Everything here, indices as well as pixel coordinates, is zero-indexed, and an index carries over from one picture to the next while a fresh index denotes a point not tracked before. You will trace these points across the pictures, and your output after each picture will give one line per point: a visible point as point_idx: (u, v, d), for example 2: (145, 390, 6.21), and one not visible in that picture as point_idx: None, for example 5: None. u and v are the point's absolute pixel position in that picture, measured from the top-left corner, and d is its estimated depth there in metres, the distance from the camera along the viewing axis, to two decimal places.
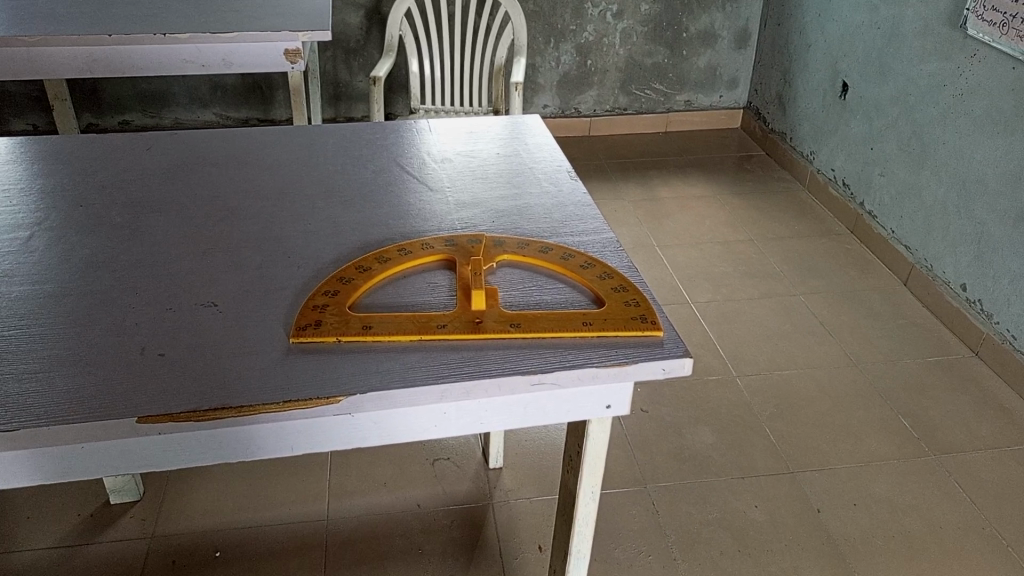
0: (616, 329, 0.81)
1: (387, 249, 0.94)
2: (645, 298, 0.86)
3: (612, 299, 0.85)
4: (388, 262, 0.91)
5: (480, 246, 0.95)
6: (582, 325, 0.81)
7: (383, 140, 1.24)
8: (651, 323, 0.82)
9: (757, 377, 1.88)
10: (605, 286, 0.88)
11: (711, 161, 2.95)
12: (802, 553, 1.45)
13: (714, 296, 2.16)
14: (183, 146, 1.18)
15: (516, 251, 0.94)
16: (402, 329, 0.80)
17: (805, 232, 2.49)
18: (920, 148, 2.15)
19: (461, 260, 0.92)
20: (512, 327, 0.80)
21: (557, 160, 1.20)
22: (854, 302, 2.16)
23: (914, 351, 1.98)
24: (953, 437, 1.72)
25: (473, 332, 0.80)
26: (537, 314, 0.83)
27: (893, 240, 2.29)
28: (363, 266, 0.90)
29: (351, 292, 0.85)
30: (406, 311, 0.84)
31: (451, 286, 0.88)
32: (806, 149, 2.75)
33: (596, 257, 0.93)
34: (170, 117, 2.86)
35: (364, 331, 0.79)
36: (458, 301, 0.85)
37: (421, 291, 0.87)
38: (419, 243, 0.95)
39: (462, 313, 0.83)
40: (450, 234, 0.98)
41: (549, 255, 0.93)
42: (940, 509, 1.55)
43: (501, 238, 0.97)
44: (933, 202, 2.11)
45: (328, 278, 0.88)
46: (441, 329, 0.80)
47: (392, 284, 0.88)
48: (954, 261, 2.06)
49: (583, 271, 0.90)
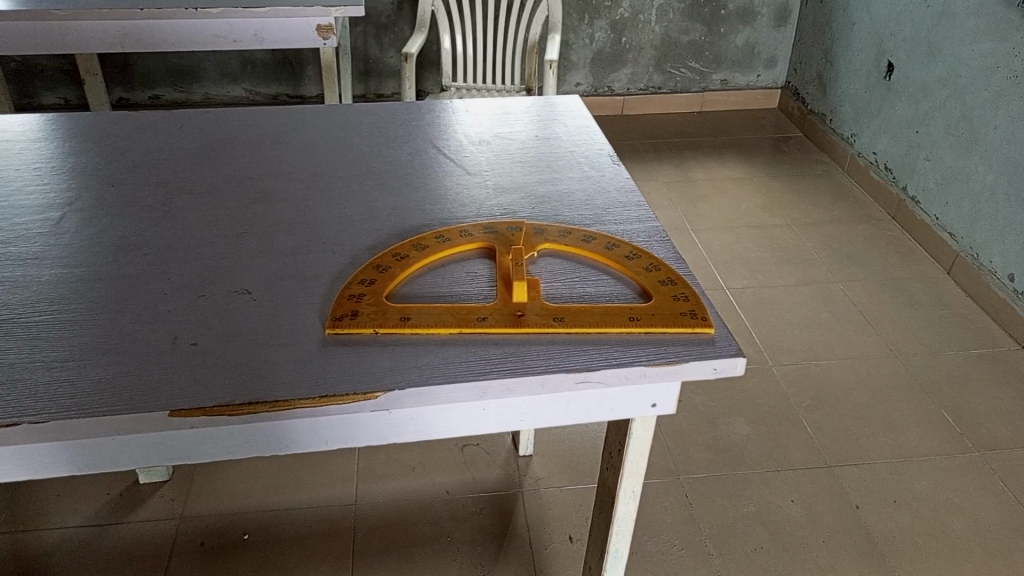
0: (664, 325, 0.77)
1: (424, 236, 0.91)
2: (695, 292, 0.82)
3: (659, 293, 0.82)
4: (425, 249, 0.88)
5: (520, 234, 0.91)
6: (629, 320, 0.78)
7: (417, 120, 1.20)
8: (701, 319, 0.78)
9: (794, 366, 1.84)
10: (653, 279, 0.84)
11: (747, 142, 2.88)
12: (840, 550, 1.42)
13: (750, 283, 2.11)
14: (215, 125, 1.16)
15: (558, 240, 0.90)
16: (441, 322, 0.77)
17: (844, 217, 2.42)
18: (969, 132, 2.07)
19: (502, 248, 0.88)
20: (557, 320, 0.77)
21: (598, 143, 1.15)
22: (895, 291, 2.10)
23: (957, 343, 1.92)
24: (998, 433, 1.67)
25: (515, 325, 0.77)
26: (581, 307, 0.80)
27: (937, 226, 2.23)
28: (400, 254, 0.87)
29: (388, 281, 0.82)
30: (445, 303, 0.80)
31: (490, 276, 0.85)
32: (846, 131, 2.67)
33: (641, 247, 0.90)
34: (200, 92, 2.84)
35: (401, 322, 0.76)
36: (498, 292, 0.81)
37: (459, 281, 0.84)
38: (456, 230, 0.92)
39: (503, 305, 0.79)
40: (489, 220, 0.94)
41: (592, 245, 0.89)
42: (983, 507, 1.51)
43: (543, 225, 0.93)
44: (982, 189, 2.04)
45: (363, 266, 0.85)
46: (483, 323, 0.77)
47: (430, 272, 0.85)
48: (1001, 250, 1.99)
49: (629, 261, 0.86)
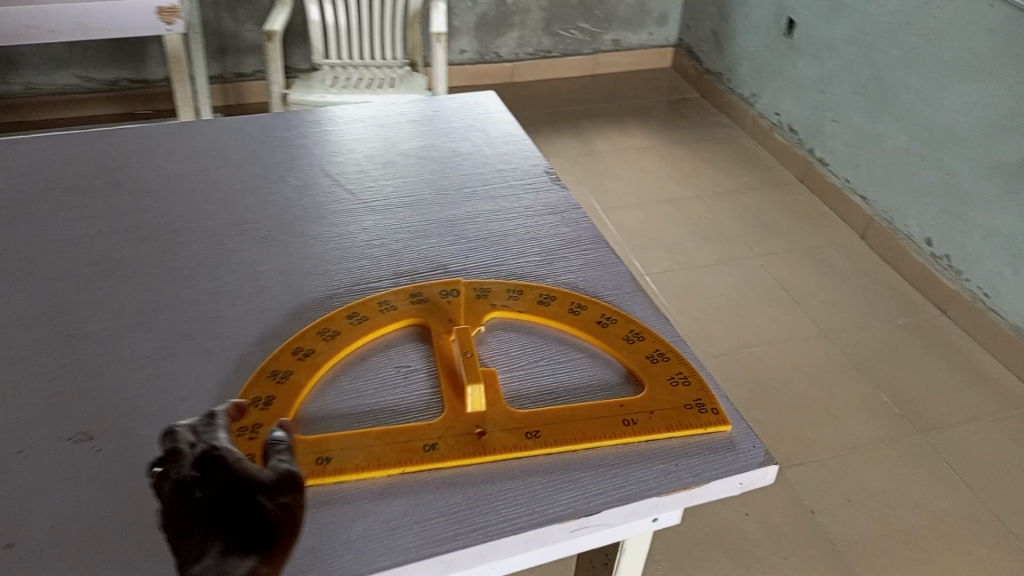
0: (669, 428, 0.59)
1: (333, 316, 0.68)
2: (695, 370, 0.64)
3: (653, 378, 0.63)
4: (338, 338, 0.66)
5: (460, 299, 0.70)
6: (623, 426, 0.59)
7: (299, 138, 0.96)
8: (712, 413, 0.61)
9: (727, 357, 1.73)
10: (640, 355, 0.66)
11: (644, 106, 2.74)
12: (805, 566, 1.32)
13: (669, 266, 1.98)
14: (29, 163, 0.88)
15: (510, 306, 0.70)
16: (375, 460, 0.56)
17: (753, 184, 2.33)
18: (880, 92, 1.99)
19: (440, 327, 0.67)
20: (532, 438, 0.58)
21: (528, 154, 0.95)
22: (815, 261, 2.03)
23: (883, 313, 1.87)
24: (936, 409, 1.63)
25: (478, 454, 0.57)
26: (558, 411, 0.60)
27: (848, 189, 2.16)
28: (303, 351, 0.64)
29: (293, 399, 0.60)
30: (376, 424, 0.59)
31: (430, 371, 0.64)
32: (746, 91, 2.57)
33: (614, 305, 0.71)
34: (21, 82, 2.41)
35: (319, 469, 0.55)
36: (445, 398, 0.61)
37: (391, 385, 0.63)
38: (374, 301, 0.70)
39: (455, 421, 0.59)
40: (415, 281, 0.73)
41: (554, 310, 0.70)
42: (936, 496, 1.45)
43: (486, 283, 0.72)
44: (895, 151, 1.97)
45: (253, 374, 0.62)
46: (433, 454, 0.56)
47: (348, 373, 0.64)
48: (917, 214, 1.93)
49: (606, 331, 0.68)
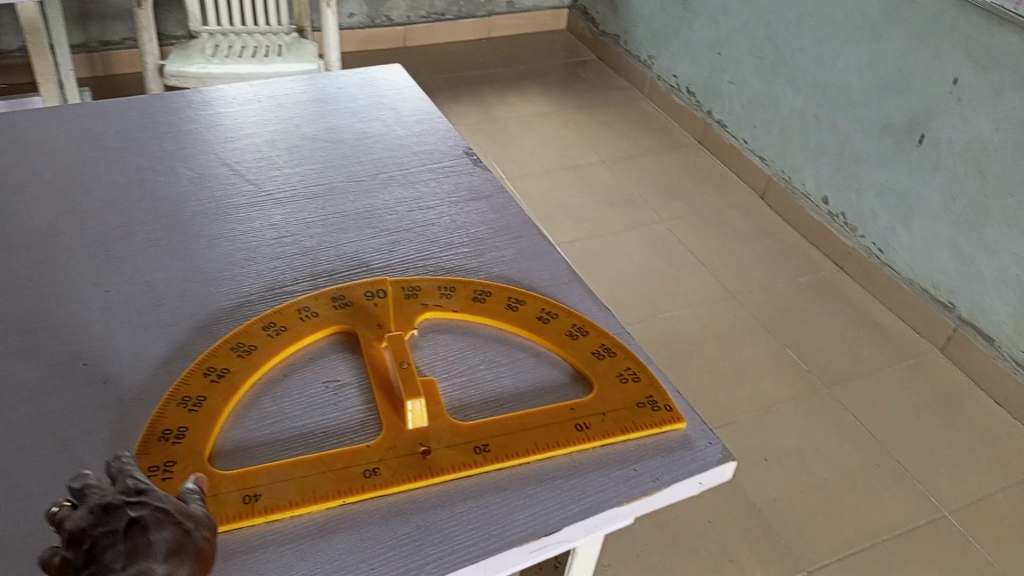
0: (624, 431, 0.56)
1: (247, 328, 0.61)
2: (643, 366, 0.62)
3: (602, 377, 0.60)
4: (255, 354, 0.59)
5: (388, 301, 0.65)
6: (577, 432, 0.56)
7: (189, 122, 0.87)
8: (666, 411, 0.58)
9: (641, 324, 1.73)
10: (586, 352, 0.62)
11: (542, 69, 2.70)
12: (727, 529, 1.35)
13: (579, 235, 1.96)
14: None
15: (443, 305, 0.65)
16: (311, 493, 0.50)
17: (654, 147, 2.34)
18: (774, 54, 2.02)
19: (370, 334, 0.62)
20: (482, 453, 0.53)
21: (444, 133, 0.89)
22: (719, 223, 2.06)
23: (785, 272, 1.92)
24: (840, 363, 1.69)
25: (425, 476, 0.52)
26: (506, 421, 0.56)
27: (746, 150, 2.20)
28: (217, 371, 0.58)
29: (209, 429, 0.54)
30: (307, 449, 0.54)
31: (362, 384, 0.59)
32: (643, 53, 2.57)
33: (552, 299, 0.67)
34: None
35: (248, 510, 0.49)
36: (383, 415, 0.56)
37: (319, 404, 0.57)
38: (293, 308, 0.64)
39: (395, 440, 0.54)
40: (336, 283, 0.67)
41: (491, 307, 0.65)
42: (845, 449, 1.51)
43: (415, 281, 0.67)
44: (791, 112, 2.01)
45: (161, 403, 0.55)
46: (376, 481, 0.51)
47: (270, 392, 0.57)
48: (813, 174, 1.99)
49: (548, 328, 0.64)
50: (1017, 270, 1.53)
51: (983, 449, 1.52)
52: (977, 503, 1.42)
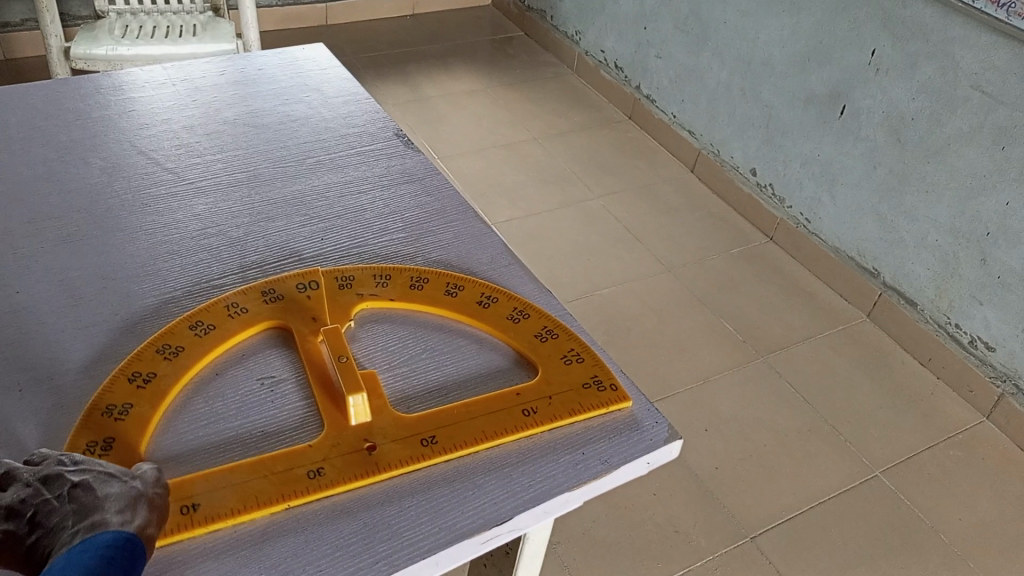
0: (571, 413, 0.55)
1: (172, 329, 0.58)
2: (587, 345, 0.61)
3: (546, 360, 0.59)
4: (183, 356, 0.56)
5: (321, 293, 0.62)
6: (524, 417, 0.55)
7: (99, 109, 0.81)
8: (611, 390, 0.58)
9: (579, 301, 1.74)
10: (528, 335, 0.61)
11: (470, 46, 2.67)
12: (671, 499, 1.37)
13: (514, 214, 1.95)
14: None
15: (379, 294, 0.63)
16: (252, 501, 0.48)
17: (585, 123, 2.34)
18: (699, 28, 2.04)
19: (305, 329, 0.59)
20: (429, 445, 0.52)
21: (373, 114, 0.86)
22: (651, 198, 2.07)
23: (717, 244, 1.95)
24: (773, 332, 1.73)
25: (373, 472, 0.50)
26: (453, 411, 0.55)
27: (675, 124, 2.22)
28: (143, 377, 0.54)
29: (138, 439, 0.50)
30: (245, 453, 0.51)
31: (299, 380, 0.56)
32: (570, 29, 2.56)
33: (491, 283, 0.66)
34: None
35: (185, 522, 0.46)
36: (324, 413, 0.53)
37: (256, 404, 0.54)
38: (220, 306, 0.60)
39: (339, 438, 0.52)
40: (265, 277, 0.64)
41: (429, 293, 0.63)
42: (781, 416, 1.54)
43: (347, 271, 0.65)
44: (716, 85, 2.03)
45: (82, 415, 0.51)
46: (320, 481, 0.49)
47: (202, 396, 0.54)
48: (741, 146, 2.02)
49: (488, 312, 0.62)
50: (936, 235, 1.59)
51: (909, 409, 1.58)
52: (906, 460, 1.48)
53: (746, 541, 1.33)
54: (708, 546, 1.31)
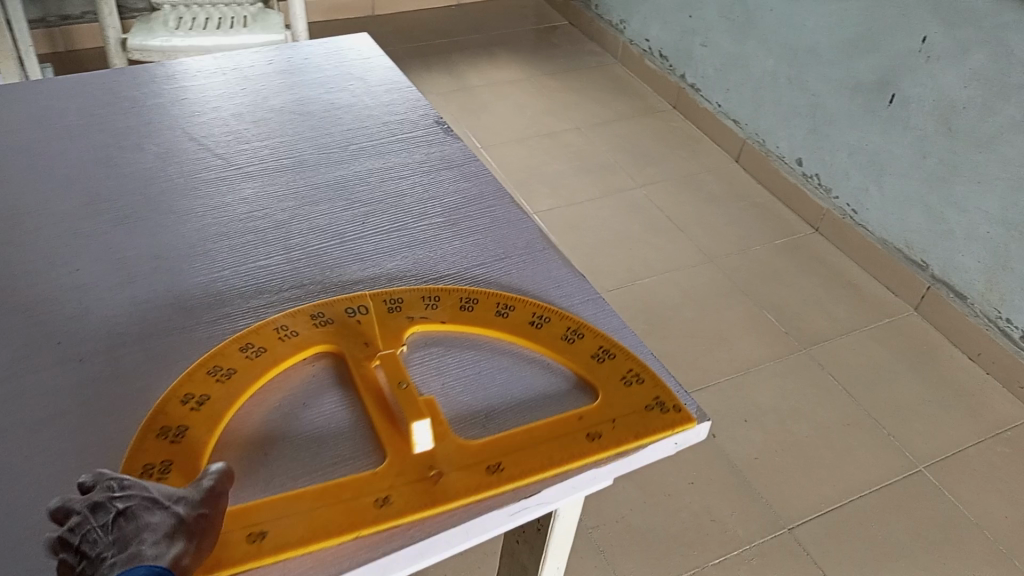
0: (637, 437, 0.54)
1: (222, 351, 0.57)
2: (646, 364, 0.59)
3: (605, 381, 0.58)
4: (235, 379, 0.55)
5: (371, 317, 0.61)
6: (588, 441, 0.53)
7: (153, 97, 0.85)
8: (674, 410, 0.56)
9: (619, 290, 1.74)
10: (584, 356, 0.60)
11: (514, 36, 2.68)
12: (708, 488, 1.38)
13: (556, 203, 1.96)
14: None
15: (430, 318, 0.61)
16: (319, 529, 0.47)
17: (628, 113, 2.33)
18: (745, 16, 2.02)
19: (355, 354, 0.58)
20: (496, 474, 0.51)
21: (414, 102, 0.88)
22: (694, 188, 2.07)
23: (760, 235, 1.94)
24: (816, 323, 1.71)
25: (443, 503, 0.49)
26: (518, 435, 0.53)
27: (720, 114, 2.20)
28: (196, 398, 0.53)
29: (196, 459, 0.50)
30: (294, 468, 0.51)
31: (352, 404, 0.55)
32: (614, 18, 2.56)
33: (541, 300, 0.64)
34: None
35: (254, 549, 0.45)
36: (384, 441, 0.52)
37: (306, 416, 0.54)
38: (269, 328, 0.59)
39: (403, 465, 0.51)
40: (314, 300, 0.62)
41: (481, 313, 0.62)
42: (822, 408, 1.53)
43: (396, 292, 0.63)
44: (762, 74, 2.01)
45: (137, 435, 0.51)
46: (388, 511, 0.48)
47: (255, 413, 0.54)
48: (787, 135, 1.99)
49: (542, 335, 0.61)
50: (987, 227, 1.55)
51: (956, 404, 1.55)
52: (951, 456, 1.45)
53: (783, 532, 1.32)
54: (744, 536, 1.31)
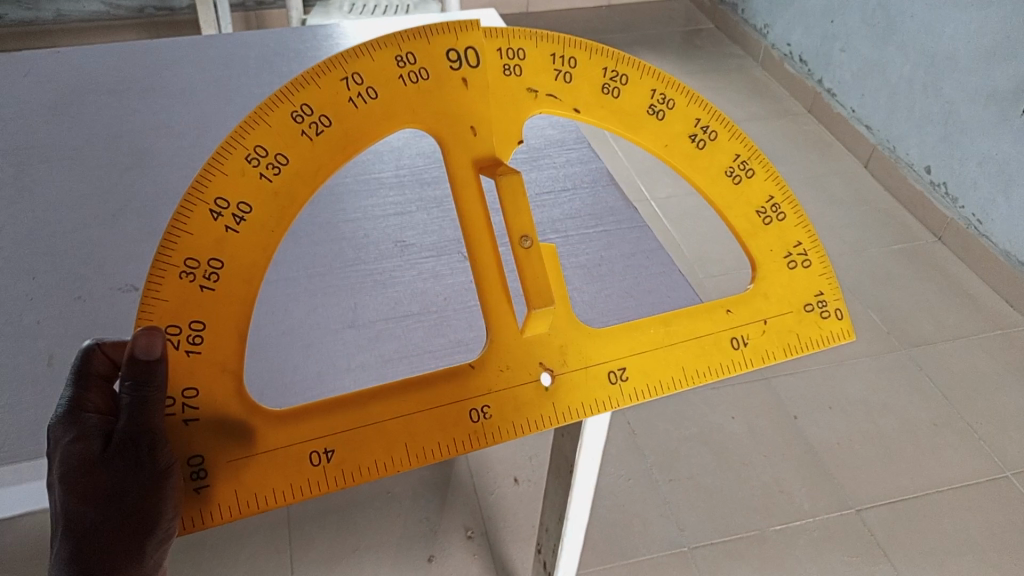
0: (785, 352, 0.67)
1: (275, 122, 0.58)
2: (813, 240, 0.71)
3: (767, 262, 0.70)
4: (289, 172, 0.58)
5: (474, 73, 0.64)
6: (734, 345, 0.66)
7: (312, 51, 1.06)
8: (835, 319, 0.69)
9: (724, 276, 1.80)
10: (747, 203, 0.72)
11: (659, 37, 2.79)
12: (782, 463, 1.44)
13: (674, 192, 2.05)
14: (68, 71, 0.99)
15: (555, 104, 0.66)
16: (403, 444, 0.56)
17: (761, 114, 2.38)
18: (885, 22, 2.02)
19: (459, 144, 0.63)
20: (618, 381, 0.62)
21: None
22: (815, 189, 2.10)
23: (878, 239, 1.94)
24: (922, 327, 1.71)
25: (549, 410, 0.60)
26: (648, 339, 0.64)
27: (853, 119, 2.21)
28: (237, 209, 0.57)
29: (218, 311, 0.56)
30: (378, 312, 0.68)
31: (427, 277, 0.72)
32: (759, 23, 2.61)
33: (695, 92, 0.71)
34: (50, 8, 2.43)
35: (323, 473, 0.54)
36: (499, 330, 0.61)
37: (392, 282, 0.71)
38: (338, 79, 0.60)
39: (512, 363, 0.60)
40: (396, 33, 0.61)
41: (656, 125, 0.70)
42: (913, 405, 1.54)
43: (514, 41, 0.65)
44: (898, 80, 2.01)
45: (165, 263, 0.56)
46: (485, 420, 0.59)
47: (355, 277, 0.71)
48: (917, 142, 1.98)
49: (710, 164, 0.71)
50: None
51: None
52: None
53: (850, 513, 1.36)
54: (810, 510, 1.36)
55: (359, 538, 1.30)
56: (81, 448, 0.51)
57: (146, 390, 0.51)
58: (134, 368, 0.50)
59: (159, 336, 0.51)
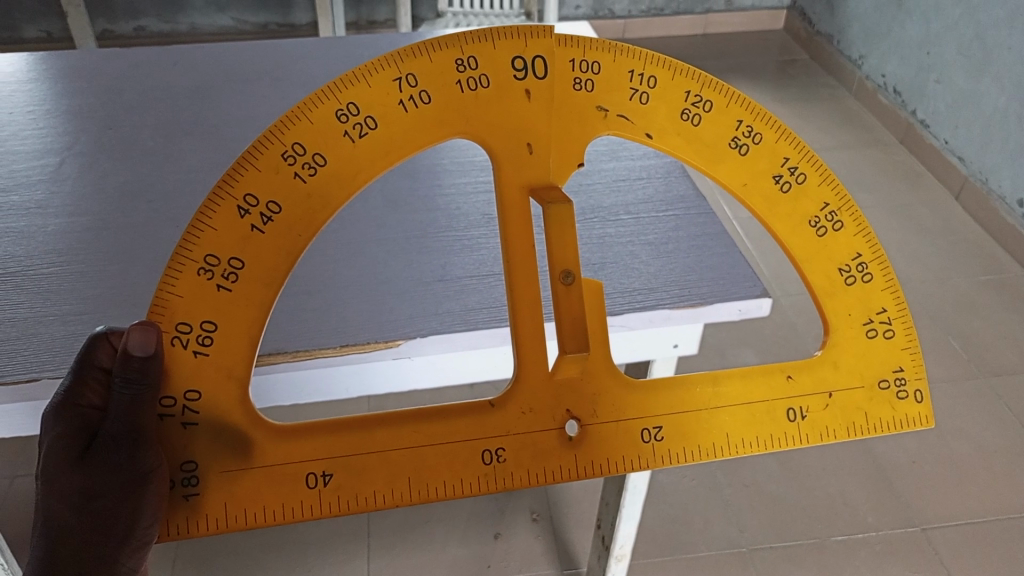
0: (838, 434, 0.69)
1: (317, 119, 0.63)
2: (899, 309, 0.71)
3: (842, 331, 0.71)
4: (321, 179, 0.63)
5: (538, 84, 0.66)
6: (788, 416, 0.69)
7: None
8: (912, 400, 0.71)
9: (802, 296, 1.83)
10: (834, 254, 0.72)
11: (753, 65, 2.84)
12: (848, 476, 1.45)
13: None
14: (211, 64, 1.13)
15: (625, 131, 0.69)
16: (419, 473, 0.62)
17: (851, 142, 2.40)
18: (982, 54, 2.01)
19: (510, 163, 0.66)
20: (650, 442, 0.66)
21: None
22: (902, 217, 2.10)
23: (963, 269, 1.93)
24: (1004, 357, 1.68)
25: (570, 460, 0.64)
26: (699, 399, 0.68)
27: (946, 151, 2.20)
28: (267, 210, 0.62)
29: (232, 311, 0.61)
30: (465, 270, 0.77)
31: None
32: (855, 53, 2.63)
33: (788, 130, 0.71)
34: (187, 22, 2.68)
35: (318, 499, 0.60)
36: (528, 370, 0.65)
37: (477, 248, 0.80)
38: (391, 79, 0.64)
39: (537, 406, 0.64)
40: (463, 36, 0.64)
41: (739, 160, 0.71)
42: (988, 432, 1.53)
43: (590, 53, 0.67)
44: (993, 112, 1.99)
45: (185, 260, 0.61)
46: (498, 463, 0.63)
47: (441, 244, 0.80)
48: (1011, 175, 1.95)
49: (793, 209, 0.72)
50: None
51: None
52: None
53: (916, 531, 1.36)
54: (873, 524, 1.37)
55: (432, 510, 1.39)
56: (57, 451, 0.58)
57: (137, 386, 0.57)
58: (129, 364, 0.56)
59: (154, 332, 0.58)
